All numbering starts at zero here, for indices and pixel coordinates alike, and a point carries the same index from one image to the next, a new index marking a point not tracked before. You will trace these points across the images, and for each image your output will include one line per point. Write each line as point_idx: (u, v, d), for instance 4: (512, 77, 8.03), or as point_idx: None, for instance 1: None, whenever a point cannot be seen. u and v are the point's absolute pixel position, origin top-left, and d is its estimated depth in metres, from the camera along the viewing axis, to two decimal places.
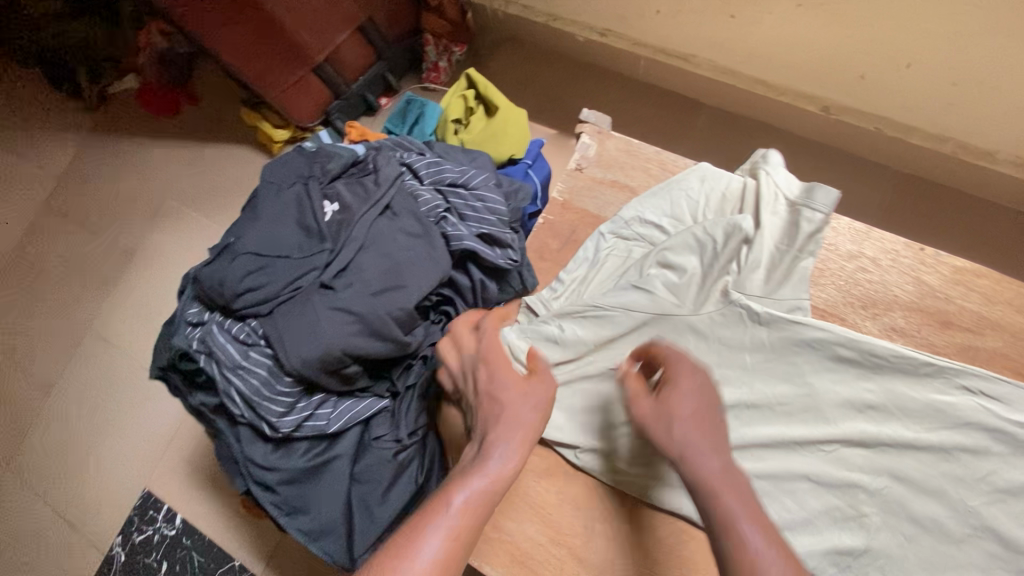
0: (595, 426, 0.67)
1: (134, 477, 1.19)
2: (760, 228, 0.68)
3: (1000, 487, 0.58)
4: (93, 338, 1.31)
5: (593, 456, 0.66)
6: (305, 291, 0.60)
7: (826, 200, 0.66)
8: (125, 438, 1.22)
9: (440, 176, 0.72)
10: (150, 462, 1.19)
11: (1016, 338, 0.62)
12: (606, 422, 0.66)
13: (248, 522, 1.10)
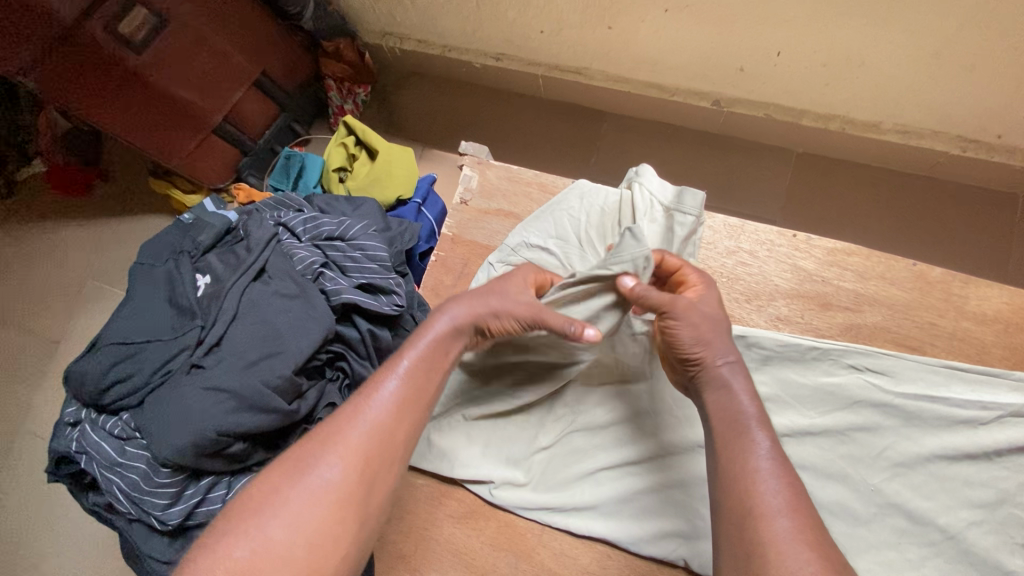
0: (507, 457, 0.67)
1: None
2: None
3: (897, 460, 0.58)
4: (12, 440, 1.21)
5: (509, 489, 0.66)
6: (176, 374, 0.59)
7: (695, 203, 0.67)
8: (54, 544, 1.12)
9: (318, 230, 0.70)
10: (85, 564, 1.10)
11: (892, 311, 0.64)
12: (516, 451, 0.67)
13: None
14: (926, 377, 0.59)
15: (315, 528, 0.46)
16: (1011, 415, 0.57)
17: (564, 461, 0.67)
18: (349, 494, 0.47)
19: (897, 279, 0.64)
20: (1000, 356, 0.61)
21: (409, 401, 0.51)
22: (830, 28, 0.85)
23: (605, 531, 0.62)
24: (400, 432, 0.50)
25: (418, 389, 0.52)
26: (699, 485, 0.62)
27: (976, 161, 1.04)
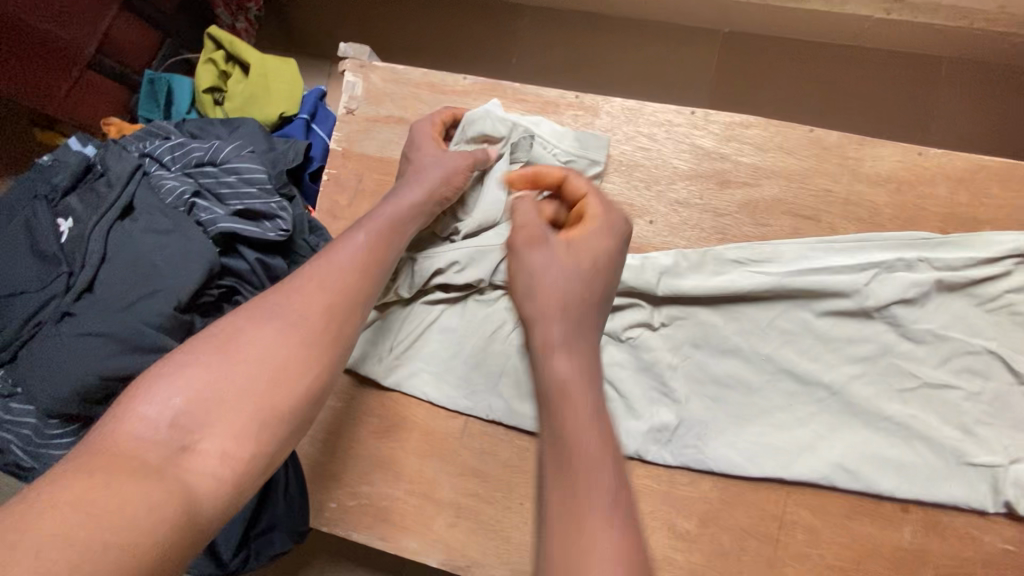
0: (437, 355, 0.67)
1: None
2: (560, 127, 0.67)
3: (788, 328, 0.60)
4: None
5: (430, 388, 0.66)
6: (46, 326, 0.55)
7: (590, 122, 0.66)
8: None
9: (188, 157, 0.65)
10: None
11: (791, 181, 0.63)
12: (441, 355, 0.67)
13: None
14: (812, 247, 0.60)
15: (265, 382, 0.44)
16: (881, 271, 0.59)
17: (484, 355, 0.66)
18: (308, 341, 0.47)
19: (796, 149, 0.63)
20: (891, 216, 0.61)
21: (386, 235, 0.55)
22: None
23: (529, 424, 0.63)
24: (357, 288, 0.51)
25: (359, 286, 0.51)
26: (612, 372, 0.63)
27: (899, 23, 1.00)
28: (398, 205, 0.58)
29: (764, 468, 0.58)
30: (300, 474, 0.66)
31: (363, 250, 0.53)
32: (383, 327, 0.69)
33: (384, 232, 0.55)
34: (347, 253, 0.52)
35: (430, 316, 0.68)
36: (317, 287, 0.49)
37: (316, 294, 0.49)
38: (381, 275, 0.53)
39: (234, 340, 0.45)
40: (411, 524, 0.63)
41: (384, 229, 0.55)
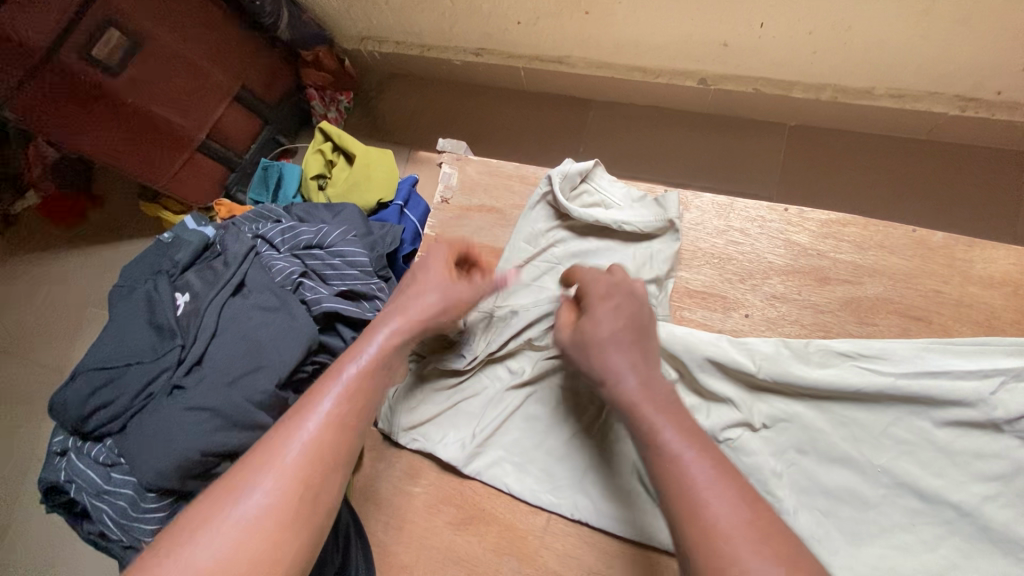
0: (520, 442, 0.66)
1: None
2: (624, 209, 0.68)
3: (903, 438, 0.56)
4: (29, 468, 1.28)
5: (516, 478, 0.64)
6: (157, 396, 0.57)
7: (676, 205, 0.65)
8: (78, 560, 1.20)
9: (296, 240, 0.69)
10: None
11: (895, 281, 0.61)
12: (525, 441, 0.65)
13: None
14: (927, 348, 0.57)
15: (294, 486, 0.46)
16: (1010, 379, 0.54)
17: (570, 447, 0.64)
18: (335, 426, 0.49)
19: (898, 247, 0.62)
20: (1011, 321, 0.58)
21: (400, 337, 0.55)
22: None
23: (619, 527, 0.60)
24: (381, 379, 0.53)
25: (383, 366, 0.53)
26: None
27: (976, 120, 1.00)
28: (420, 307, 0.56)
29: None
30: None
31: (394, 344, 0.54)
32: (461, 409, 0.68)
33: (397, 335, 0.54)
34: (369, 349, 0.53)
35: (514, 399, 0.67)
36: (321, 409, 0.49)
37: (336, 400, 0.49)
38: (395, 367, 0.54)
39: (253, 478, 0.45)
40: None
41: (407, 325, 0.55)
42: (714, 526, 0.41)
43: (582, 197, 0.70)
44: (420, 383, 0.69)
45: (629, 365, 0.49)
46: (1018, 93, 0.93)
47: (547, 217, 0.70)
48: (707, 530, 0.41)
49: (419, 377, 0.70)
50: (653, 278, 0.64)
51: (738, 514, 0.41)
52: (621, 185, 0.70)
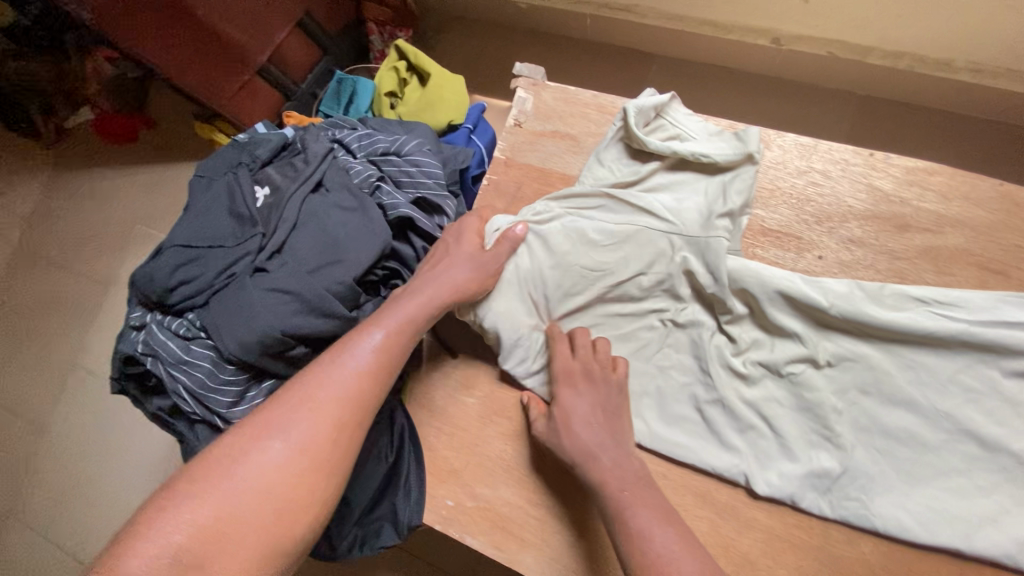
0: None
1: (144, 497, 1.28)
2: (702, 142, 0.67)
3: (970, 386, 0.56)
4: (81, 373, 1.37)
5: None
6: (239, 278, 0.59)
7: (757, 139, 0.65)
8: (125, 463, 1.30)
9: (373, 147, 0.70)
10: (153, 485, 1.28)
11: (978, 233, 0.60)
12: None
13: None
14: (1006, 300, 0.56)
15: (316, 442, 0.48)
16: None
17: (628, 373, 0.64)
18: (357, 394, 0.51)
19: (984, 201, 0.61)
20: None
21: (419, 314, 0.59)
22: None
23: (673, 451, 0.60)
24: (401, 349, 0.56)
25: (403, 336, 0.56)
26: (768, 407, 0.60)
27: None
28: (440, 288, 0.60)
29: (939, 535, 0.54)
30: (421, 479, 0.67)
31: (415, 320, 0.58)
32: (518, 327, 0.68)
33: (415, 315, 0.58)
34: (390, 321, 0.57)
35: (573, 321, 0.67)
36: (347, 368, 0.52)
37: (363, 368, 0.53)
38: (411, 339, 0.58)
39: (215, 473, 0.45)
40: (534, 533, 0.64)
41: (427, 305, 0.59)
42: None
43: (659, 132, 0.69)
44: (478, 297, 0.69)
45: (602, 444, 0.58)
46: None
47: (622, 143, 0.69)
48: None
49: None
50: (730, 211, 0.63)
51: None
52: (696, 120, 0.69)
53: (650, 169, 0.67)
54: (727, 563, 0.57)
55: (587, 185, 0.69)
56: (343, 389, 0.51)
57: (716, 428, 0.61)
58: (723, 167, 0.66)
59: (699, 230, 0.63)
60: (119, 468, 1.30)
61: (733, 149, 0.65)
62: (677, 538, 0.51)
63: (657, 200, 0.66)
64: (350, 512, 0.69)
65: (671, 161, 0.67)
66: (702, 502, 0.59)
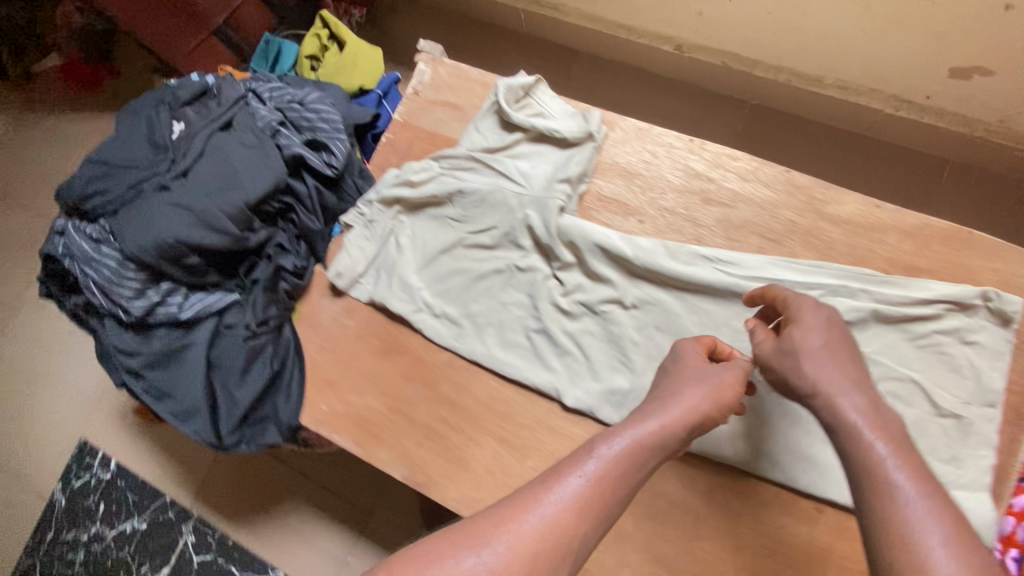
0: (439, 295, 0.78)
1: (78, 424, 1.40)
2: (558, 120, 0.80)
3: (739, 329, 0.69)
4: (28, 305, 1.46)
5: (429, 322, 0.77)
6: (147, 193, 0.70)
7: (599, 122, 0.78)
8: (61, 392, 1.42)
9: (281, 97, 0.81)
10: (87, 414, 1.40)
11: (763, 209, 0.73)
12: (443, 296, 0.78)
13: (161, 450, 1.35)
14: (770, 262, 0.70)
15: None
16: (827, 293, 0.67)
17: (478, 307, 0.77)
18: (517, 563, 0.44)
19: (773, 183, 0.74)
20: (844, 252, 0.70)
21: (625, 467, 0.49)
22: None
23: (505, 368, 0.73)
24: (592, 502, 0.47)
25: (597, 500, 0.47)
26: (583, 338, 0.73)
27: (909, 121, 1.12)
28: (643, 436, 0.51)
29: (695, 442, 0.67)
30: (301, 387, 0.79)
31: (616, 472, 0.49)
32: (393, 262, 0.79)
33: (616, 465, 0.49)
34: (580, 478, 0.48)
35: (439, 261, 0.79)
36: (528, 521, 0.46)
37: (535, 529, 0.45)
38: (615, 494, 0.48)
39: None
40: (389, 433, 0.75)
41: (627, 455, 0.50)
42: None
43: (526, 109, 0.81)
44: (359, 233, 0.80)
45: (846, 379, 0.52)
46: (947, 99, 1.04)
47: (496, 114, 0.81)
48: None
49: (358, 227, 0.80)
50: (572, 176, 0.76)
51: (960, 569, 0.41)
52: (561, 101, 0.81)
53: (515, 138, 0.79)
54: (536, 459, 0.71)
55: (464, 148, 0.80)
56: (516, 553, 0.44)
57: (540, 353, 0.73)
58: (572, 141, 0.78)
59: (541, 191, 0.76)
60: (62, 396, 1.41)
61: (580, 127, 0.78)
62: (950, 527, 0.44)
63: (514, 164, 0.79)
64: (232, 426, 0.77)
65: (532, 134, 0.80)
66: (524, 412, 0.73)
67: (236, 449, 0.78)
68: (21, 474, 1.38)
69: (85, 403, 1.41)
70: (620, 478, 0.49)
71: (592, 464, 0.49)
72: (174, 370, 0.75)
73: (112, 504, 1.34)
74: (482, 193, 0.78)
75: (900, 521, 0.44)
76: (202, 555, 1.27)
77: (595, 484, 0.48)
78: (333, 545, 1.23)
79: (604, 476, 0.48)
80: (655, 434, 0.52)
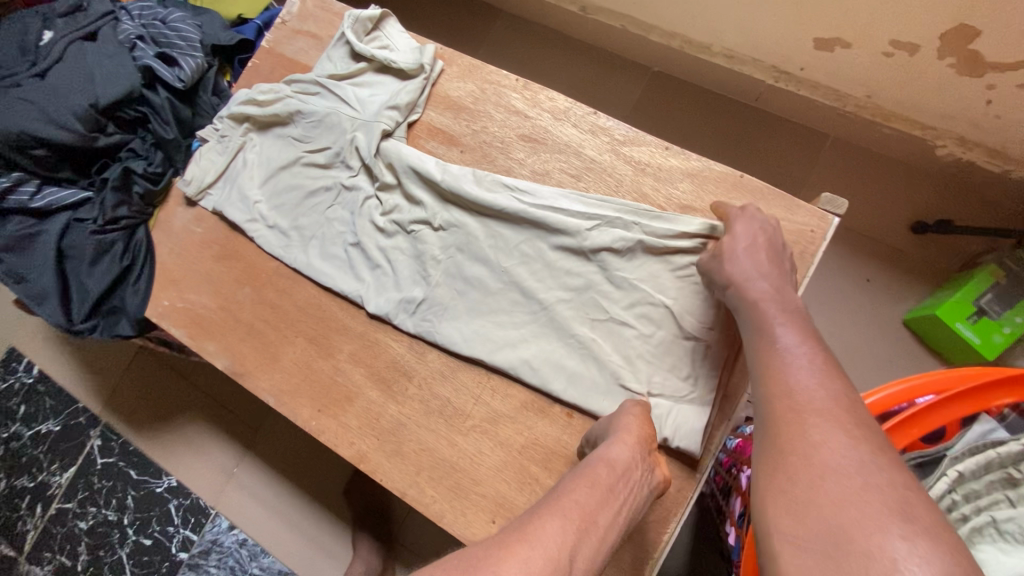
0: (274, 207, 0.84)
1: (7, 333, 1.50)
2: (399, 53, 0.84)
3: (526, 252, 0.75)
4: None
5: (262, 231, 0.83)
6: (4, 90, 0.79)
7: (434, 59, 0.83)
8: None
9: (147, 15, 0.87)
10: (15, 325, 1.50)
11: (569, 146, 0.78)
12: (277, 208, 0.84)
13: (78, 362, 1.44)
14: (561, 193, 0.75)
15: None
16: (604, 224, 0.72)
17: (307, 220, 0.83)
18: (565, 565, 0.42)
19: (581, 123, 0.78)
20: (632, 189, 0.74)
21: (594, 500, 0.49)
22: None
23: (320, 276, 0.80)
24: (596, 511, 0.48)
25: (588, 522, 0.47)
26: (392, 253, 0.79)
27: (790, 93, 1.14)
28: (603, 470, 0.52)
29: (470, 349, 0.73)
30: (149, 283, 0.85)
31: (599, 494, 0.50)
32: (236, 175, 0.86)
33: (590, 497, 0.49)
34: (568, 504, 0.48)
35: (277, 177, 0.85)
36: (533, 540, 0.43)
37: (556, 539, 0.44)
38: (601, 521, 0.48)
39: None
40: (217, 329, 0.82)
41: (596, 491, 0.50)
42: (803, 404, 0.46)
43: (374, 42, 0.86)
44: (210, 148, 0.87)
45: (760, 272, 0.59)
46: (818, 73, 1.05)
47: (345, 44, 0.86)
48: (786, 409, 0.46)
49: (210, 142, 0.87)
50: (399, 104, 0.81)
51: (822, 391, 0.46)
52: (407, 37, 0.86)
53: (359, 66, 0.84)
54: (339, 357, 0.78)
55: (314, 73, 0.86)
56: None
57: (353, 264, 0.80)
58: (407, 72, 0.83)
59: (370, 116, 0.82)
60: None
61: (414, 59, 0.83)
62: (823, 366, 0.48)
63: (353, 91, 0.84)
64: (84, 313, 0.82)
65: (374, 64, 0.85)
66: (334, 317, 0.79)
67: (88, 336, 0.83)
68: None
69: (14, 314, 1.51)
70: (602, 505, 0.49)
71: (577, 494, 0.49)
72: (27, 256, 0.82)
73: (32, 405, 1.44)
74: (320, 115, 0.83)
75: (776, 368, 0.49)
76: (107, 458, 1.37)
77: (581, 510, 0.48)
78: (223, 455, 1.33)
79: (585, 502, 0.48)
80: (611, 469, 0.53)
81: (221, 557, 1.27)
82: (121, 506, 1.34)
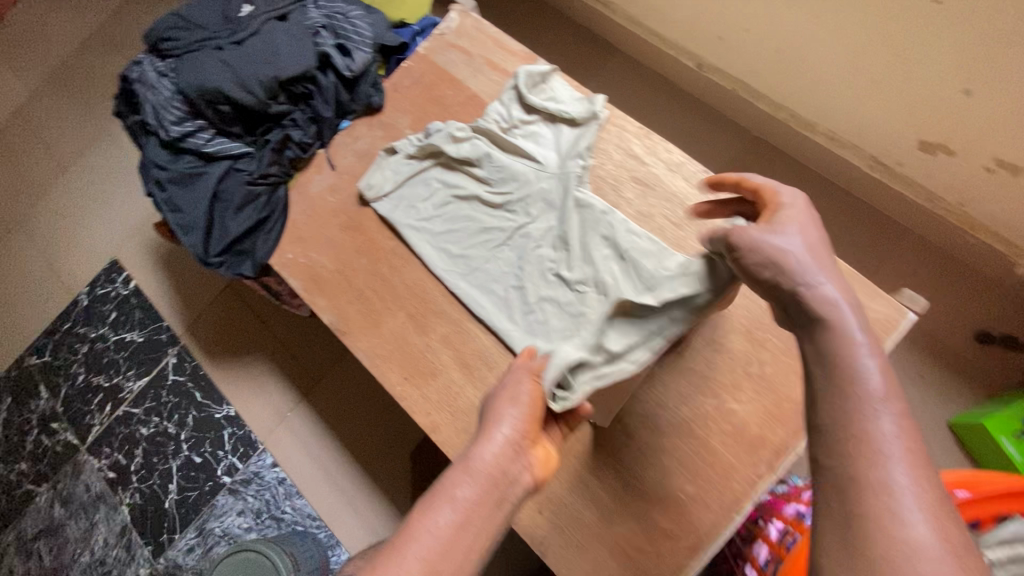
0: (448, 237, 0.92)
1: (114, 246, 1.67)
2: (572, 109, 0.91)
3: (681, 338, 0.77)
4: (107, 140, 1.74)
5: (435, 257, 0.91)
6: (207, 51, 0.93)
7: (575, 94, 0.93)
8: (110, 217, 1.69)
9: (331, 7, 1.00)
10: (122, 240, 1.66)
11: (676, 197, 0.86)
12: (450, 238, 0.92)
13: (170, 285, 1.59)
14: None
15: (444, 558, 0.52)
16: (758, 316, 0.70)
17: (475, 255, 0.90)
18: (469, 534, 0.54)
19: (691, 179, 0.86)
20: None
21: (504, 475, 0.58)
22: (788, 20, 1.03)
23: (475, 307, 0.87)
24: (509, 494, 0.58)
25: (492, 497, 0.56)
26: (547, 304, 0.84)
27: (883, 184, 1.18)
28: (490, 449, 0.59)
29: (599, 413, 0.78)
30: (277, 237, 0.96)
31: (501, 469, 0.58)
32: (416, 200, 0.94)
33: (504, 473, 0.58)
34: (481, 472, 0.57)
35: (456, 210, 0.93)
36: (443, 507, 0.54)
37: (465, 507, 0.55)
38: (505, 495, 0.57)
39: None
40: (330, 288, 0.93)
41: (497, 469, 0.58)
42: None
43: (541, 92, 0.94)
44: (399, 168, 0.95)
45: None
46: (916, 171, 1.10)
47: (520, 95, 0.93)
48: None
49: (399, 164, 0.95)
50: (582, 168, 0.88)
51: None
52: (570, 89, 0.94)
53: (531, 118, 0.92)
54: (432, 337, 0.87)
55: (492, 119, 0.93)
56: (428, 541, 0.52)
57: (509, 306, 0.86)
58: (586, 133, 0.90)
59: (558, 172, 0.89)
60: (110, 220, 1.69)
61: (584, 112, 0.91)
62: None
63: (535, 145, 0.92)
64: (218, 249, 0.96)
65: (552, 120, 0.93)
66: (435, 301, 0.89)
67: (218, 268, 0.97)
68: (60, 272, 1.67)
69: (124, 230, 1.68)
70: (503, 479, 0.58)
71: (493, 466, 0.58)
72: (189, 191, 0.95)
73: (123, 314, 1.60)
74: (509, 164, 0.91)
75: None
76: (177, 376, 1.52)
77: (486, 485, 0.57)
78: (280, 398, 1.45)
79: (497, 475, 0.58)
80: (503, 449, 0.60)
81: (260, 489, 1.40)
82: (181, 422, 1.48)
